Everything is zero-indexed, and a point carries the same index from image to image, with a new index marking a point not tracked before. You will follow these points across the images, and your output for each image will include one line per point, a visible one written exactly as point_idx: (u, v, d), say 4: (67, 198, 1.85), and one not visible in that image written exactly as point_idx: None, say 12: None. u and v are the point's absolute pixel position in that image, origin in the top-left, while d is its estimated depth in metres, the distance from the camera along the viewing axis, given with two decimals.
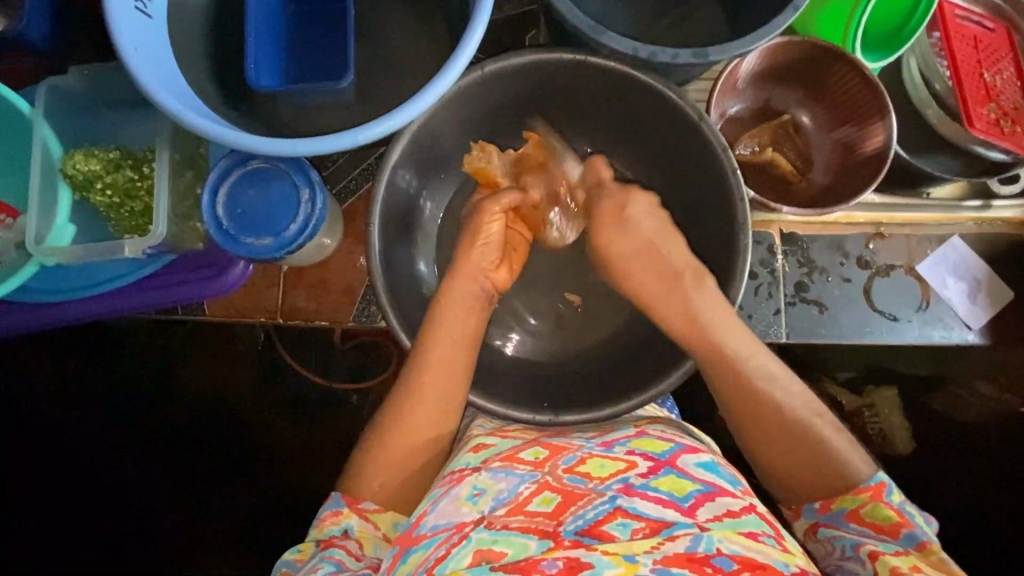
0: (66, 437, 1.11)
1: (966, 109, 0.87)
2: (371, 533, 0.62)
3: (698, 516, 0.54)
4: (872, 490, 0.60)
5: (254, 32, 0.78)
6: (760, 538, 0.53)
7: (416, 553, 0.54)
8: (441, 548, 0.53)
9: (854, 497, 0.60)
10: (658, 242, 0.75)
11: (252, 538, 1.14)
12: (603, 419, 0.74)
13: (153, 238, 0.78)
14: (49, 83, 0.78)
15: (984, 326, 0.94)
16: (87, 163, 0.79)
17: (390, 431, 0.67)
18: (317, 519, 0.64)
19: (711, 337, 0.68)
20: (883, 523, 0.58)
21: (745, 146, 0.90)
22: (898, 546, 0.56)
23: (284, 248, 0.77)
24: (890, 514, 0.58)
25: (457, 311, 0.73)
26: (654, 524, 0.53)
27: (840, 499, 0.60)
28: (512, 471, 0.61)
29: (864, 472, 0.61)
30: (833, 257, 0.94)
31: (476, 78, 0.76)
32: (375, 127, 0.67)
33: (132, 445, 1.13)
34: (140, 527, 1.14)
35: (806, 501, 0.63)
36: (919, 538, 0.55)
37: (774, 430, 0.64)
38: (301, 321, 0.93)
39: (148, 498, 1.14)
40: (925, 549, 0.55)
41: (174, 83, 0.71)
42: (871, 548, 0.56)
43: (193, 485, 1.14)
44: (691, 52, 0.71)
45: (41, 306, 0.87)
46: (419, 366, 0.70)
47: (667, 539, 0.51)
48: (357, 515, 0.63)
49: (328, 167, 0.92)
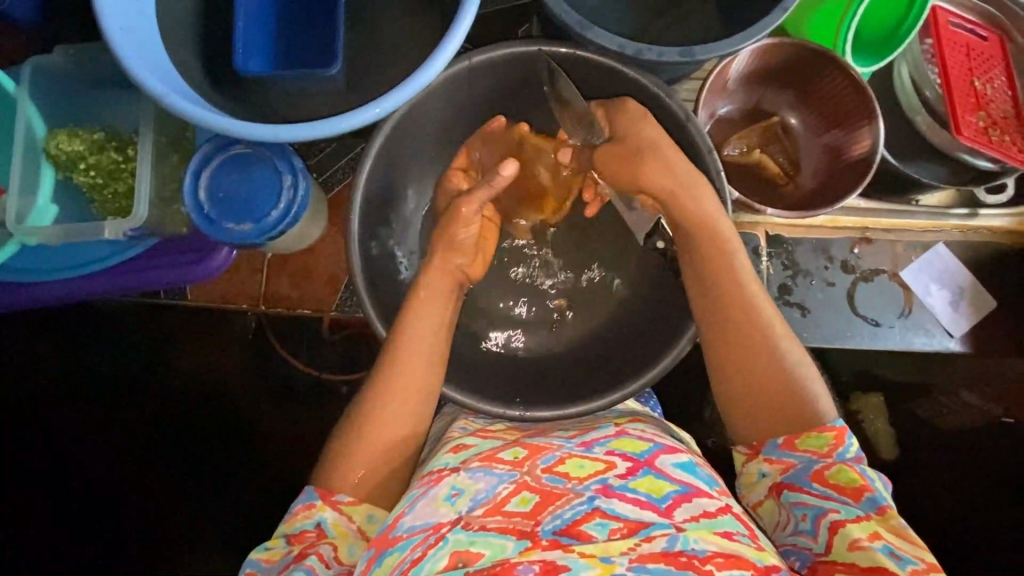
0: (65, 438, 1.10)
1: (954, 116, 0.87)
2: (345, 528, 0.63)
3: (676, 517, 0.54)
4: (836, 432, 0.60)
5: (242, 17, 0.78)
6: (735, 537, 0.53)
7: (391, 555, 0.54)
8: (417, 549, 0.53)
9: (818, 436, 0.60)
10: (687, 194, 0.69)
11: (252, 535, 1.16)
12: (580, 414, 0.73)
13: (135, 220, 0.77)
14: (35, 63, 0.78)
15: (967, 334, 0.94)
16: (71, 143, 0.80)
17: (368, 415, 0.67)
18: (289, 513, 0.64)
19: (733, 291, 0.67)
20: (847, 485, 0.58)
21: (734, 146, 0.90)
22: (858, 509, 0.56)
23: (264, 234, 0.77)
24: (853, 476, 0.58)
25: (427, 294, 0.72)
26: (632, 525, 0.53)
27: (804, 436, 0.61)
28: (491, 470, 0.60)
29: (828, 414, 0.62)
30: (818, 260, 0.94)
31: (464, 69, 0.76)
32: (361, 113, 0.67)
33: (123, 438, 1.12)
34: (142, 526, 1.14)
35: (767, 437, 0.63)
36: (880, 502, 0.56)
37: (762, 376, 0.63)
38: (283, 309, 0.93)
39: (143, 502, 1.14)
40: (885, 513, 0.55)
41: (160, 66, 0.70)
42: (832, 518, 0.57)
43: (190, 489, 1.15)
44: (676, 52, 0.70)
45: (17, 287, 0.86)
46: (390, 344, 0.69)
47: (644, 540, 0.52)
48: (331, 508, 0.63)
49: (314, 156, 0.92)
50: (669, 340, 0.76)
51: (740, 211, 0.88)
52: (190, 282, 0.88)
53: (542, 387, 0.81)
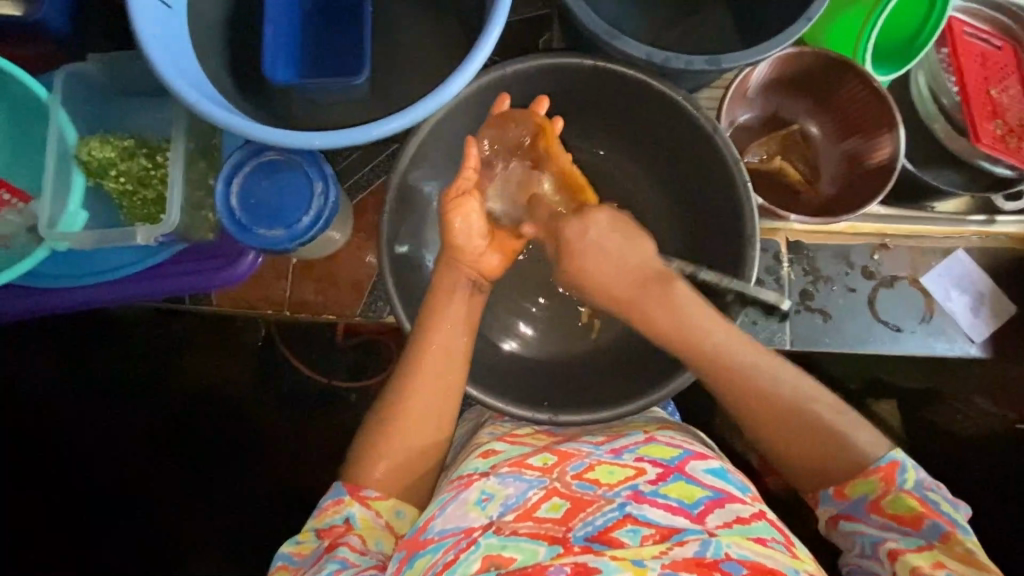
0: (74, 440, 1.11)
1: (972, 124, 0.89)
2: (372, 523, 0.62)
3: (708, 523, 0.54)
4: (886, 470, 0.59)
5: (271, 27, 0.78)
6: (768, 543, 0.53)
7: (422, 557, 0.54)
8: (449, 552, 0.54)
9: (866, 480, 0.60)
10: (628, 260, 0.71)
11: (265, 537, 1.14)
12: (609, 419, 0.74)
13: (166, 226, 0.78)
14: (69, 70, 0.79)
15: (988, 339, 0.95)
16: (102, 150, 0.81)
17: (398, 413, 0.67)
18: (318, 508, 0.63)
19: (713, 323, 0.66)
20: (905, 514, 0.57)
21: (754, 154, 0.92)
22: (919, 538, 0.56)
23: (294, 240, 0.78)
24: (913, 504, 0.57)
25: (449, 297, 0.73)
26: (664, 531, 0.53)
27: (852, 485, 0.60)
28: (521, 476, 0.61)
29: (870, 448, 0.61)
30: (838, 266, 0.95)
31: (499, 77, 0.77)
32: (389, 123, 0.68)
33: (135, 436, 1.13)
34: (150, 530, 1.13)
35: (818, 486, 0.63)
36: (942, 528, 0.55)
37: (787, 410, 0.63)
38: (308, 314, 0.94)
39: (155, 505, 1.13)
40: (949, 540, 0.55)
41: (192, 75, 0.71)
42: (891, 547, 0.56)
43: (203, 492, 1.14)
44: (703, 59, 0.71)
45: (46, 292, 0.87)
46: (420, 346, 0.70)
47: (677, 544, 0.52)
48: (359, 503, 0.63)
49: (342, 161, 0.93)
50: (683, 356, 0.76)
51: (764, 219, 0.89)
52: (217, 288, 0.90)
53: (568, 391, 0.82)
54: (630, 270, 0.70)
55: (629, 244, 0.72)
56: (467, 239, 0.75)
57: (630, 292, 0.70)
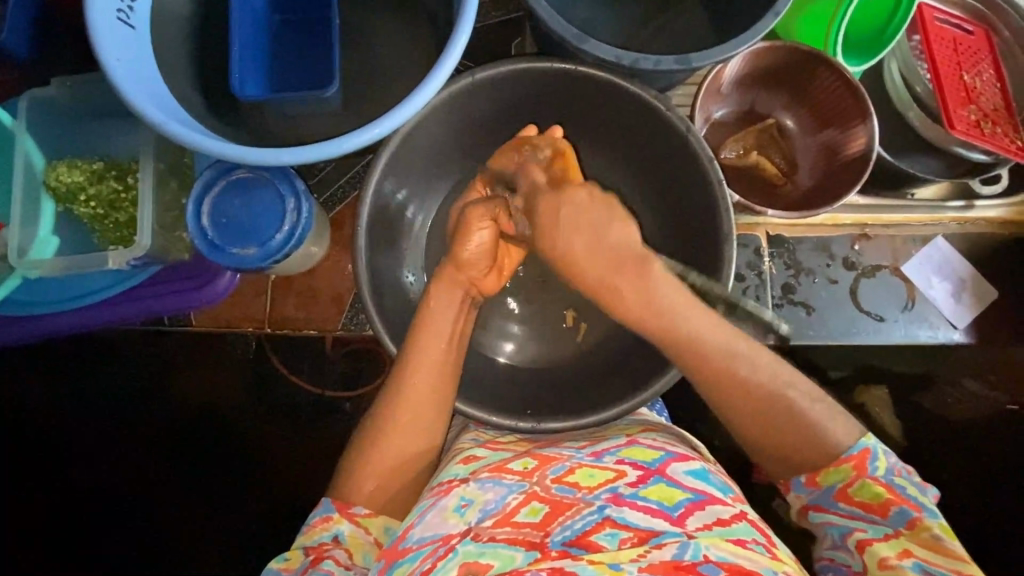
0: (68, 451, 1.12)
1: (946, 111, 0.88)
2: (361, 539, 0.61)
3: (688, 525, 0.53)
4: (855, 460, 0.58)
5: (239, 43, 0.77)
6: (747, 545, 0.51)
7: (401, 565, 0.54)
8: (427, 561, 0.53)
9: (837, 469, 0.59)
10: (625, 209, 0.62)
11: (257, 549, 1.13)
12: (592, 425, 0.73)
13: (137, 249, 0.77)
14: (31, 95, 0.79)
15: (971, 325, 0.97)
16: (70, 175, 0.80)
17: (382, 431, 0.66)
18: (307, 525, 0.63)
19: None
20: (872, 501, 0.57)
21: (730, 150, 0.91)
22: (887, 526, 0.55)
23: (269, 257, 0.77)
24: (879, 490, 0.57)
25: (438, 313, 0.71)
26: (642, 534, 0.52)
27: (824, 474, 0.59)
28: (500, 481, 0.60)
29: (846, 437, 0.59)
30: (819, 258, 0.96)
31: (468, 85, 0.77)
32: (361, 135, 0.66)
33: (124, 450, 1.13)
34: (145, 540, 1.14)
35: (791, 476, 0.61)
36: (909, 515, 0.55)
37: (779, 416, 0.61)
38: (290, 330, 0.93)
39: (147, 514, 1.13)
40: (916, 527, 0.54)
41: (156, 93, 0.70)
42: (859, 537, 0.56)
43: (193, 504, 1.14)
44: (673, 58, 0.71)
45: (20, 320, 0.86)
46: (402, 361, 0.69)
47: (654, 548, 0.51)
48: (348, 520, 0.62)
49: (315, 176, 0.92)
50: (661, 363, 0.76)
51: (740, 213, 0.89)
52: (196, 307, 0.89)
53: (552, 395, 0.82)
54: (604, 248, 0.60)
55: (608, 216, 0.61)
56: (478, 257, 0.75)
57: (596, 272, 0.60)
